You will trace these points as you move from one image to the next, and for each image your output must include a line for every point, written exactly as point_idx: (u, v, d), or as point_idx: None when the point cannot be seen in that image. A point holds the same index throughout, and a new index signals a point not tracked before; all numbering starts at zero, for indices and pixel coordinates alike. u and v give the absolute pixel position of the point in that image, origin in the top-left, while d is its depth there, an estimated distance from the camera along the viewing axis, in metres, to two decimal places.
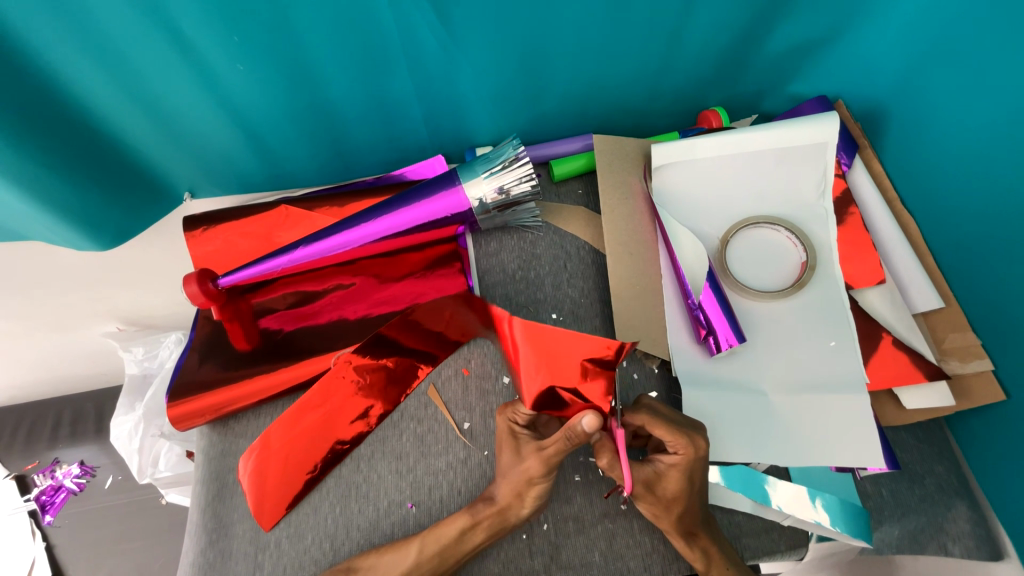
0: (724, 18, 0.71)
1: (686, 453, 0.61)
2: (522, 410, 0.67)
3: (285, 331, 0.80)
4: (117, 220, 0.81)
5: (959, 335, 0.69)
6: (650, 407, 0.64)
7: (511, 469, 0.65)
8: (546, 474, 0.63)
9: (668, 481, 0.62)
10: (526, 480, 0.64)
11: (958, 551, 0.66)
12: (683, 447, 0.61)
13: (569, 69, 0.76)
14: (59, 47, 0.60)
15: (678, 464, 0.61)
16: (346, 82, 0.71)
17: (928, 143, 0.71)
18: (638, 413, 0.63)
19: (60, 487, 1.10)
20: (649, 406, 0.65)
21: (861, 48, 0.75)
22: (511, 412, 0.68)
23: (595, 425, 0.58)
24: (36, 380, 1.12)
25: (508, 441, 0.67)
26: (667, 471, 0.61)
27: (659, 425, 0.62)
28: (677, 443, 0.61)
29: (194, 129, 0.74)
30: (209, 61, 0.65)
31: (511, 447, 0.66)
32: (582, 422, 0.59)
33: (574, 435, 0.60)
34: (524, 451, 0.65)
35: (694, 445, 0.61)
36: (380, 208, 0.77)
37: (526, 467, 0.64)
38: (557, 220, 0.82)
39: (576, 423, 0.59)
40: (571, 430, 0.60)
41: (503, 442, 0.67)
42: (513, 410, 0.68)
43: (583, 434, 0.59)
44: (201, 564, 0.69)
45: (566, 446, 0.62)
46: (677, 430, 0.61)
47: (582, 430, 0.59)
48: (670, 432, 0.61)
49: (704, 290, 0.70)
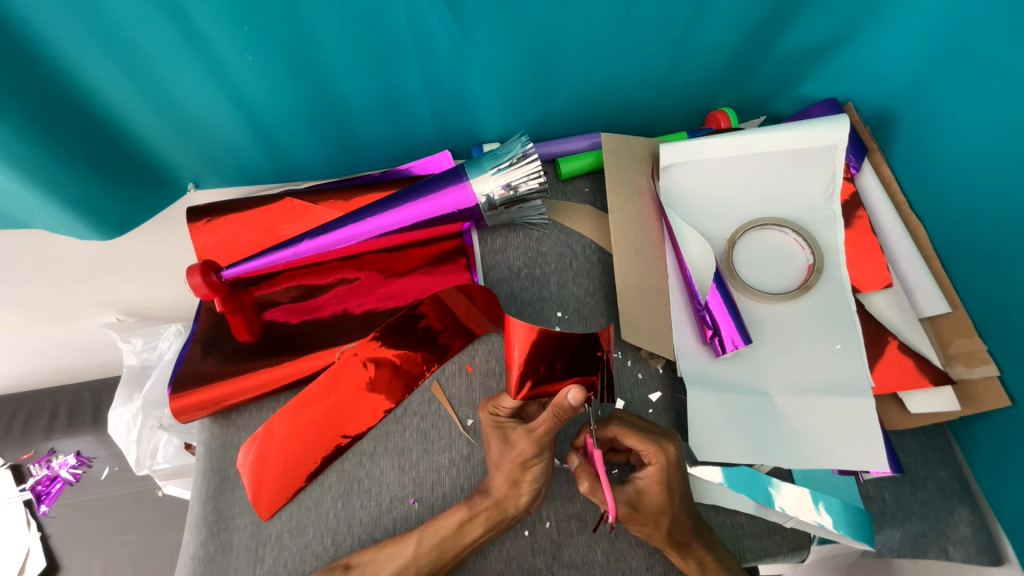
0: (737, 18, 0.71)
1: (659, 462, 0.62)
2: (504, 402, 0.68)
3: (289, 325, 0.80)
4: (120, 209, 0.80)
5: (965, 340, 0.69)
6: (620, 419, 0.66)
7: (503, 458, 0.64)
8: (538, 454, 0.63)
9: (649, 496, 0.61)
10: (519, 464, 0.63)
11: (958, 555, 0.66)
12: (655, 455, 0.62)
13: (578, 67, 0.76)
14: (66, 33, 0.59)
15: (655, 475, 0.62)
16: (355, 75, 0.71)
17: (937, 147, 0.71)
18: (609, 426, 0.65)
19: (56, 477, 1.09)
20: (621, 418, 0.67)
21: (872, 51, 0.75)
22: (492, 407, 0.69)
23: (580, 398, 0.57)
24: (33, 370, 1.12)
25: (496, 433, 0.67)
26: (648, 485, 0.62)
27: (631, 435, 0.63)
28: (650, 452, 0.62)
29: (200, 118, 0.74)
30: (217, 51, 0.64)
31: (500, 438, 0.66)
32: (566, 396, 0.57)
33: (562, 410, 0.58)
34: (513, 437, 0.65)
35: (664, 450, 0.62)
36: (386, 203, 0.76)
37: (517, 451, 0.63)
38: (563, 218, 0.82)
39: (562, 398, 0.57)
40: (558, 408, 0.58)
41: (491, 435, 0.67)
42: (494, 404, 0.69)
43: (570, 410, 0.58)
44: (201, 557, 0.69)
45: (555, 424, 0.60)
46: (645, 438, 0.63)
47: (569, 403, 0.57)
48: (641, 441, 0.63)
49: (710, 290, 0.70)
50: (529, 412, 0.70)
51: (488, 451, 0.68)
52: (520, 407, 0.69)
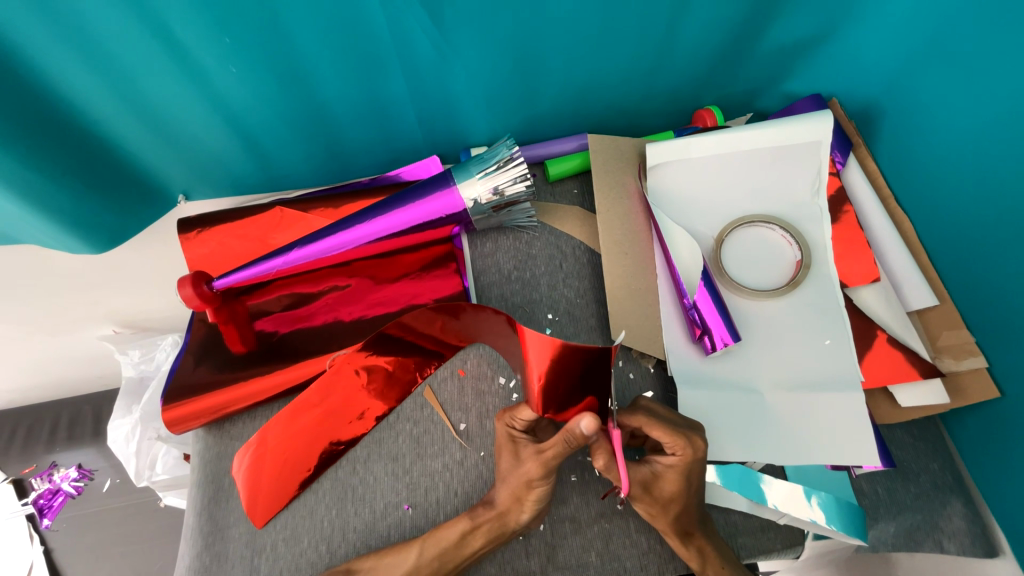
0: (719, 17, 0.71)
1: (685, 454, 0.61)
2: (520, 415, 0.67)
3: (280, 333, 0.80)
4: (112, 223, 0.81)
5: (954, 332, 0.69)
6: (647, 409, 0.65)
7: (511, 473, 0.65)
8: (544, 477, 0.62)
9: (665, 482, 0.61)
10: (524, 483, 0.63)
11: (953, 547, 0.66)
12: (682, 448, 0.61)
13: (561, 71, 0.77)
14: (51, 52, 0.60)
15: (676, 465, 0.61)
16: (340, 84, 0.71)
17: (921, 141, 0.72)
18: (635, 414, 0.63)
19: (58, 490, 1.10)
20: (648, 409, 0.65)
21: (854, 46, 0.75)
22: (509, 417, 0.68)
23: (592, 428, 0.57)
24: (32, 384, 1.12)
25: (507, 445, 0.67)
26: (666, 472, 0.61)
27: (657, 426, 0.62)
28: (676, 444, 0.61)
29: (188, 130, 0.74)
30: (201, 63, 0.65)
31: (511, 451, 0.66)
32: (578, 423, 0.58)
33: (574, 437, 0.59)
34: (524, 454, 0.65)
35: (691, 444, 0.61)
36: (374, 210, 0.76)
37: (524, 470, 0.63)
38: (551, 220, 0.82)
39: (574, 426, 0.58)
40: (570, 434, 0.59)
41: (503, 449, 0.67)
42: (510, 416, 0.68)
43: (582, 438, 0.59)
44: (198, 568, 0.69)
45: (565, 449, 0.61)
46: (673, 431, 0.61)
47: (580, 432, 0.58)
48: (667, 433, 0.61)
49: (698, 289, 0.71)
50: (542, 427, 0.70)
51: (498, 462, 0.68)
52: (535, 420, 0.68)
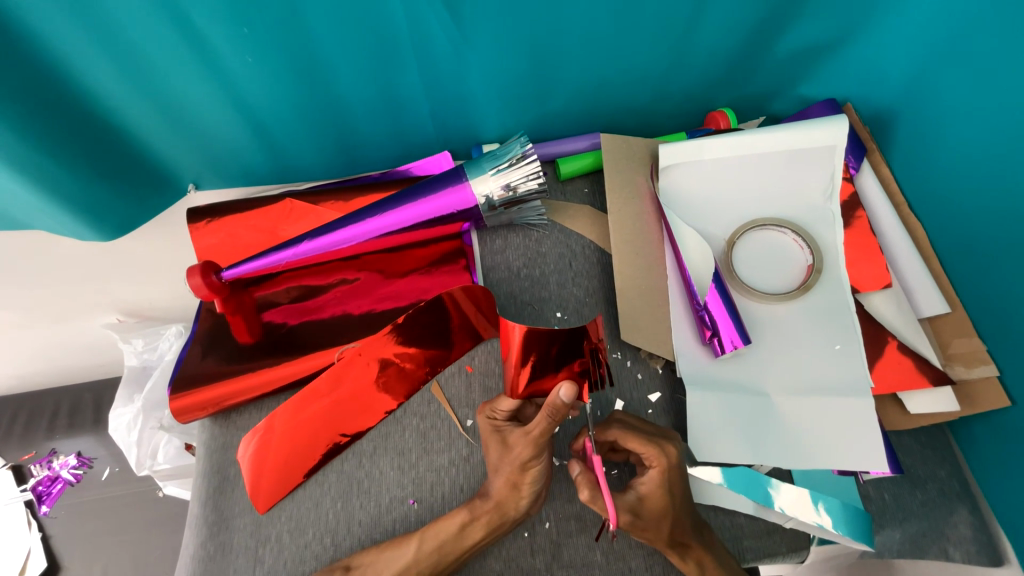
0: (737, 18, 0.71)
1: (660, 464, 0.62)
2: (500, 406, 0.67)
3: (289, 326, 0.80)
4: (122, 210, 0.80)
5: (964, 340, 0.69)
6: (621, 421, 0.67)
7: (502, 461, 0.65)
8: (538, 456, 0.63)
9: (651, 502, 0.61)
10: (519, 467, 0.63)
11: (958, 556, 0.66)
12: (656, 458, 0.62)
13: (576, 69, 0.76)
14: (67, 35, 0.59)
15: (655, 478, 0.62)
16: (355, 76, 0.71)
17: (936, 148, 0.71)
18: (610, 429, 0.65)
19: (57, 478, 1.10)
20: (622, 421, 0.67)
21: (872, 51, 0.75)
22: (489, 412, 0.68)
23: (572, 394, 0.57)
24: (34, 370, 1.12)
25: (493, 436, 0.66)
26: (649, 490, 0.61)
27: (632, 438, 0.64)
28: (651, 454, 0.63)
29: (200, 118, 0.74)
30: (217, 51, 0.65)
31: (498, 442, 0.66)
32: (560, 393, 0.57)
33: (557, 410, 0.58)
34: (512, 440, 0.64)
35: (664, 453, 0.63)
36: (385, 203, 0.76)
37: (516, 455, 0.63)
38: (562, 219, 0.82)
39: (554, 397, 0.58)
40: (552, 406, 0.58)
41: (490, 442, 0.67)
42: (491, 408, 0.68)
43: (565, 408, 0.58)
44: (201, 558, 0.69)
45: (551, 425, 0.60)
46: (646, 440, 0.63)
47: (562, 402, 0.57)
48: (641, 444, 0.63)
49: (709, 290, 0.70)
50: (527, 413, 0.69)
51: (487, 456, 0.68)
52: (517, 409, 0.68)
